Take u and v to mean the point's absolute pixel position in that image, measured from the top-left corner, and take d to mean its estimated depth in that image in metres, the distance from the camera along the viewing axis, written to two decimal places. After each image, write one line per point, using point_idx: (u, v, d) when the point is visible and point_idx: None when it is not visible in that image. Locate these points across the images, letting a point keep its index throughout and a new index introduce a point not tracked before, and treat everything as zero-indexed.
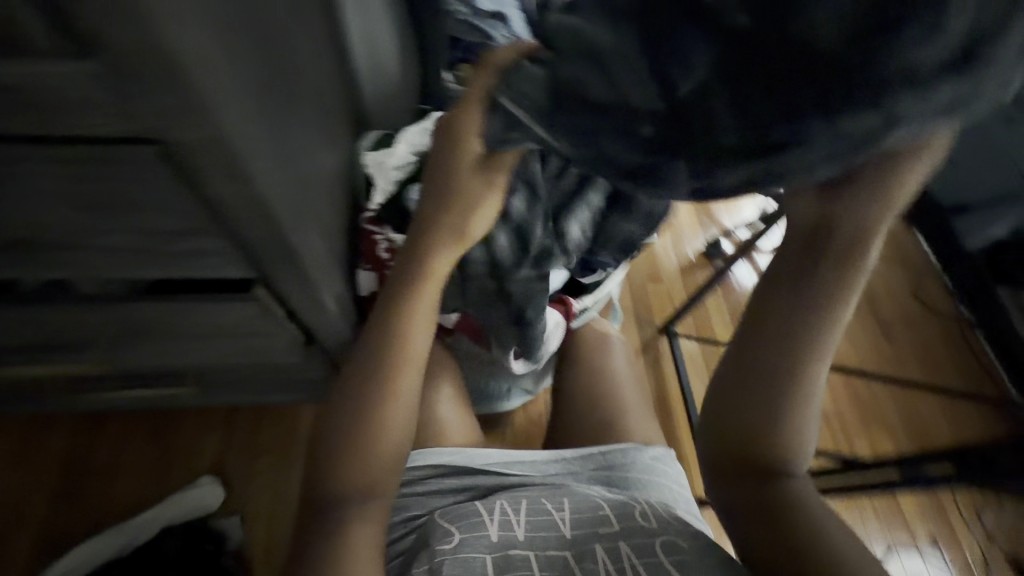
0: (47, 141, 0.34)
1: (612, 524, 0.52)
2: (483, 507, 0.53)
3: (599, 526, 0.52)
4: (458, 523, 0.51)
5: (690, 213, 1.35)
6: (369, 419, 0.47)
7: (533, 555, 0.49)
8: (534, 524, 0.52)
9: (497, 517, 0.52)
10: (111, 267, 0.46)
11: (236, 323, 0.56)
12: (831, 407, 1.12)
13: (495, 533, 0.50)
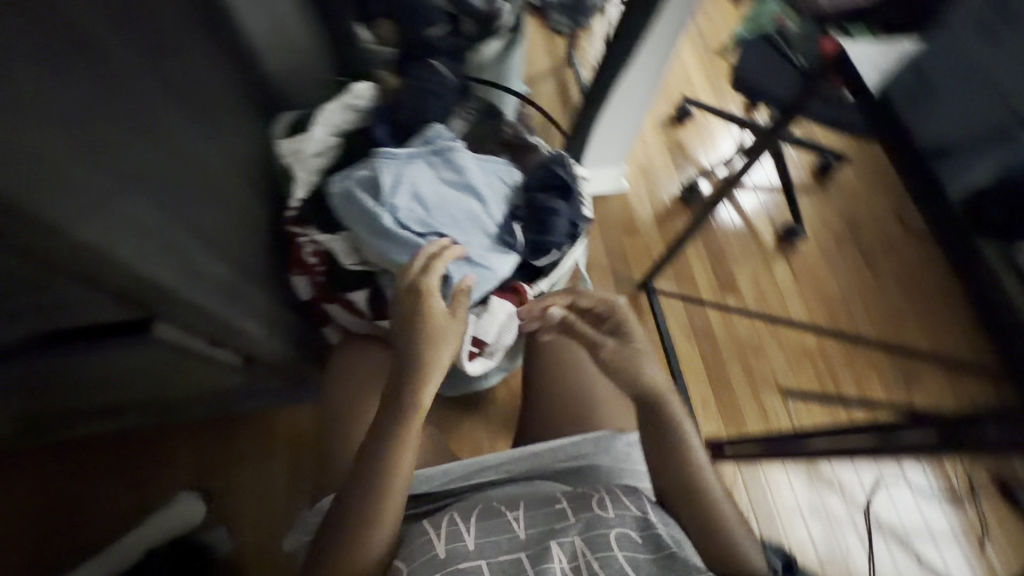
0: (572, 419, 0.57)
1: (569, 519, 0.48)
2: (430, 522, 0.48)
3: (554, 524, 0.48)
4: (408, 550, 0.46)
5: (665, 155, 1.28)
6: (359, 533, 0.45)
7: (483, 565, 0.45)
8: (484, 529, 0.48)
9: (447, 528, 0.48)
10: (77, 380, 0.53)
11: (126, 382, 0.55)
12: (814, 344, 1.11)
13: (443, 548, 0.46)
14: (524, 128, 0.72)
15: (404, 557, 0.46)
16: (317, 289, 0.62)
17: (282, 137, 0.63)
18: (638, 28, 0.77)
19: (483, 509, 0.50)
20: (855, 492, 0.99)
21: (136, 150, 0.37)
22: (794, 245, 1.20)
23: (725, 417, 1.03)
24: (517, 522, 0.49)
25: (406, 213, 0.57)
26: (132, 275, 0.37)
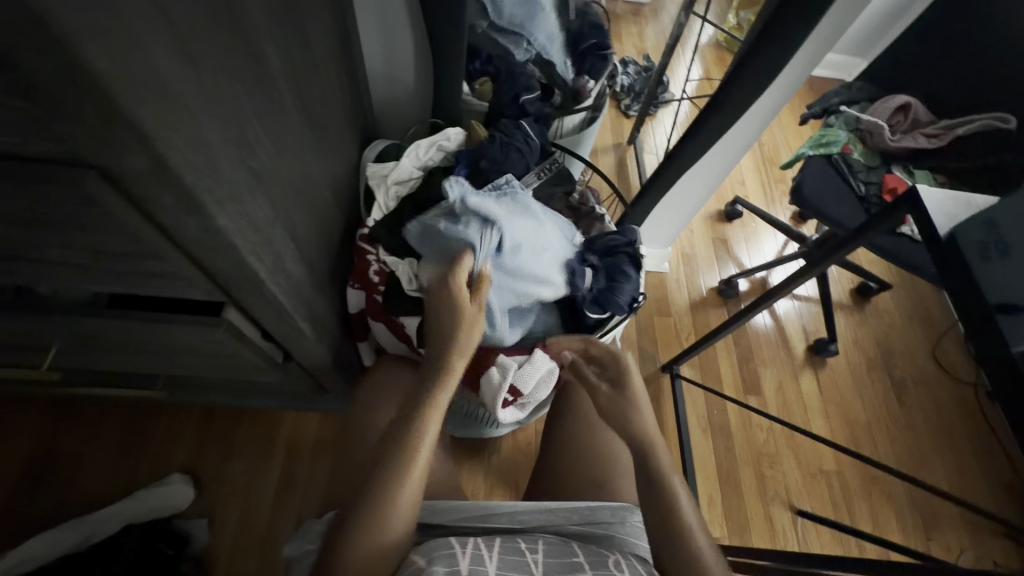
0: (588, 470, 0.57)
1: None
2: (455, 541, 0.48)
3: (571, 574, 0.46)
4: (427, 558, 0.45)
5: (708, 246, 1.31)
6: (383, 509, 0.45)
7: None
8: (505, 563, 0.47)
9: (469, 552, 0.47)
10: (121, 352, 0.53)
11: (167, 360, 0.55)
12: (832, 466, 1.07)
13: (466, 567, 0.45)
14: (592, 197, 0.76)
15: (422, 561, 0.45)
16: (369, 306, 0.65)
17: (371, 163, 0.71)
18: (712, 129, 0.82)
19: (504, 546, 0.49)
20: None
21: (270, 157, 0.41)
22: (825, 361, 1.18)
23: (729, 523, 0.99)
24: (535, 564, 0.47)
25: None
26: (234, 263, 0.39)
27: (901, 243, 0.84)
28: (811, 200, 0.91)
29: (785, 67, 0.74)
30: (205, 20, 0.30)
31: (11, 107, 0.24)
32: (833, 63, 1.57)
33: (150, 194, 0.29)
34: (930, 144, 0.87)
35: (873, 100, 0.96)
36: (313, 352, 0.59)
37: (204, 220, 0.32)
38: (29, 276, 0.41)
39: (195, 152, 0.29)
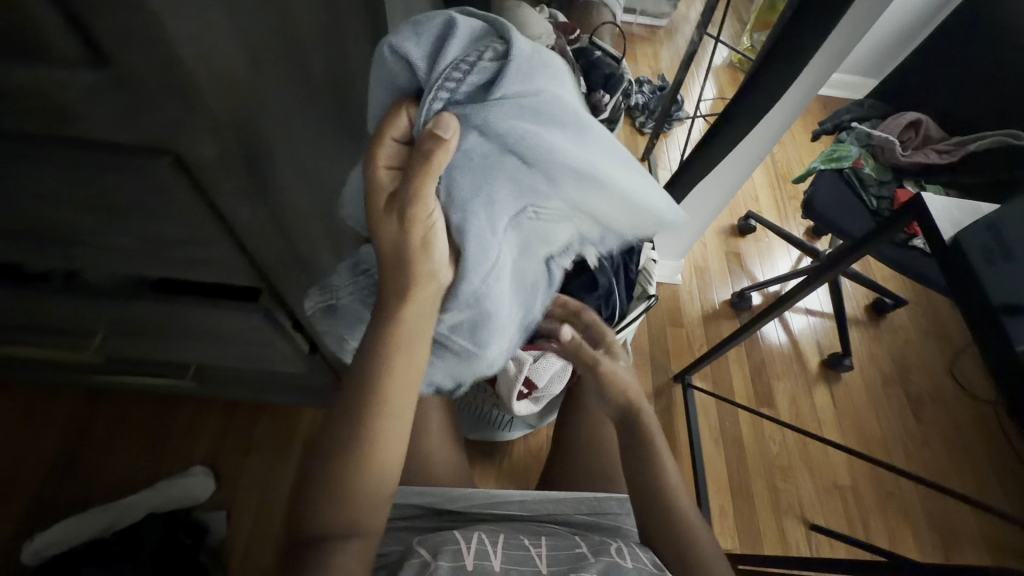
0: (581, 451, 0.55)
1: (590, 562, 0.47)
2: (460, 537, 0.49)
3: (575, 564, 0.47)
4: (433, 553, 0.46)
5: (721, 260, 1.32)
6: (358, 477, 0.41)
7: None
8: (510, 558, 0.47)
9: (474, 547, 0.47)
10: (159, 338, 0.57)
11: (202, 348, 0.59)
12: (846, 481, 1.06)
13: (471, 562, 0.45)
14: None
15: (428, 556, 0.45)
16: None
17: None
18: (724, 142, 0.85)
19: (508, 542, 0.50)
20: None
21: (312, 155, 0.45)
22: (839, 376, 1.18)
23: (741, 535, 0.98)
24: (540, 557, 0.48)
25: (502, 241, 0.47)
26: (275, 249, 0.42)
27: (913, 255, 0.85)
28: (822, 213, 0.93)
29: (795, 83, 0.76)
30: (265, 26, 0.33)
31: (110, 97, 0.28)
32: (845, 84, 1.60)
33: (215, 179, 0.33)
34: (941, 159, 0.89)
35: (884, 117, 0.98)
36: (339, 344, 0.62)
37: (258, 205, 0.36)
38: (87, 260, 0.45)
39: (254, 142, 0.33)
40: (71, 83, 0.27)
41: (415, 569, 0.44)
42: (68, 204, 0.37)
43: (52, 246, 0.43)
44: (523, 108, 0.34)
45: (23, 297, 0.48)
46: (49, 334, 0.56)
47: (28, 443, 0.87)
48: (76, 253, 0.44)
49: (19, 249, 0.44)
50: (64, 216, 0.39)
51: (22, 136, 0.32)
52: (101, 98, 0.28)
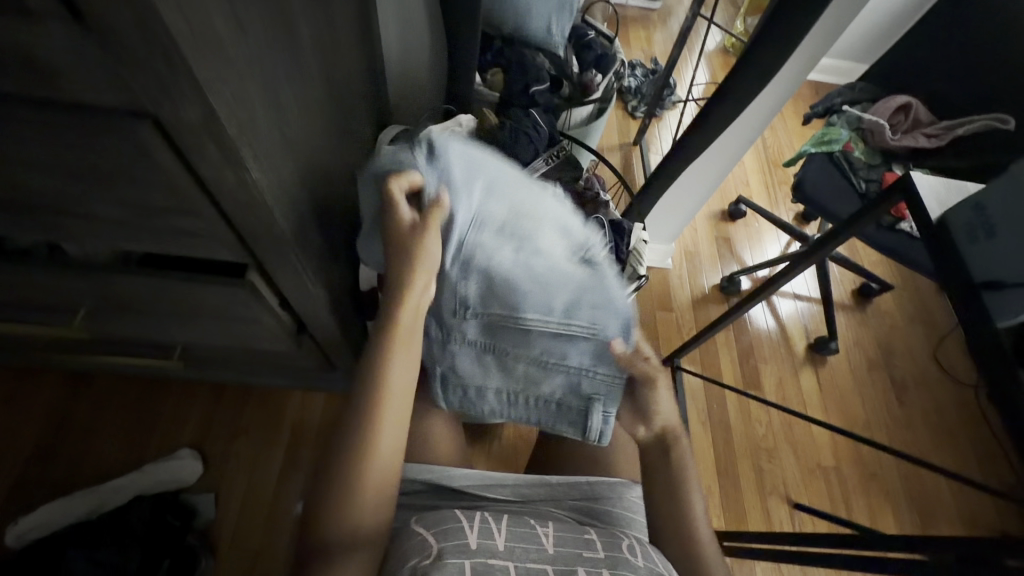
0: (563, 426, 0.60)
1: (598, 552, 0.46)
2: (463, 514, 0.47)
3: (583, 549, 0.46)
4: (435, 531, 0.44)
5: (711, 244, 1.33)
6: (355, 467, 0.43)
7: (512, 567, 0.42)
8: (514, 536, 0.46)
9: (477, 525, 0.46)
10: (143, 316, 0.55)
11: (187, 327, 0.58)
12: (831, 462, 1.08)
13: (475, 540, 0.43)
14: (597, 184, 0.79)
15: (429, 534, 0.44)
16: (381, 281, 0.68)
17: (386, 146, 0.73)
18: (717, 122, 0.84)
19: (512, 518, 0.48)
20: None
21: (298, 126, 0.44)
22: (825, 359, 1.20)
23: (728, 514, 1.00)
24: (546, 536, 0.47)
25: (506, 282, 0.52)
26: (262, 222, 0.41)
27: (901, 240, 0.86)
28: (813, 197, 0.93)
29: (788, 64, 0.76)
30: None
31: (84, 53, 0.27)
32: (837, 70, 1.60)
33: (196, 144, 0.33)
34: (930, 143, 0.89)
35: (875, 100, 0.98)
36: (328, 322, 0.62)
37: (242, 173, 0.35)
38: (66, 233, 0.44)
39: (236, 107, 0.32)
40: (41, 37, 0.26)
41: (417, 551, 0.42)
42: (43, 171, 0.36)
43: (29, 216, 0.41)
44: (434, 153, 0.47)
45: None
46: (29, 311, 0.55)
47: (11, 426, 0.86)
48: (54, 225, 0.43)
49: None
50: (39, 184, 0.37)
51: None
52: (74, 54, 0.27)
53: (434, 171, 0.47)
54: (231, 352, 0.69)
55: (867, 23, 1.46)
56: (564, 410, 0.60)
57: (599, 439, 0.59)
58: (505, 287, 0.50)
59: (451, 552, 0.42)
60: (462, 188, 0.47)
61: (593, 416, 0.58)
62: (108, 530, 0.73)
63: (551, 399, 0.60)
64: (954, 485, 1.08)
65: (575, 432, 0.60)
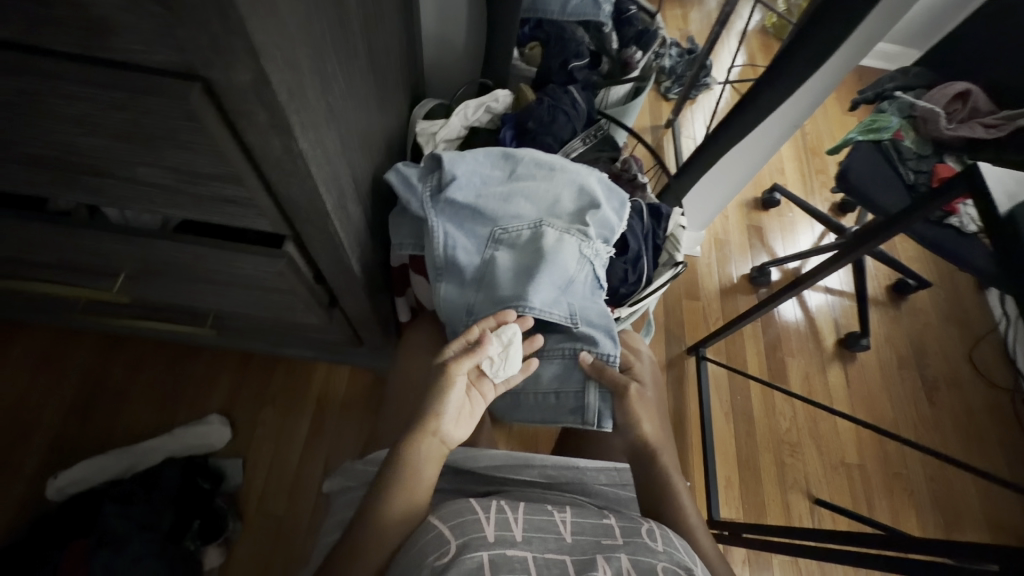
0: (574, 404, 0.57)
1: (617, 539, 0.45)
2: (479, 505, 0.46)
3: (601, 537, 0.45)
4: (452, 526, 0.43)
5: (742, 233, 1.29)
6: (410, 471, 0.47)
7: (532, 558, 0.41)
8: (532, 525, 0.45)
9: (494, 516, 0.45)
10: (180, 283, 0.56)
11: (222, 296, 0.58)
12: (855, 459, 1.06)
13: (492, 533, 0.43)
14: (635, 165, 0.76)
15: (445, 529, 0.43)
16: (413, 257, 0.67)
17: (419, 120, 0.72)
18: (763, 106, 0.80)
19: (530, 506, 0.48)
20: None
21: (342, 96, 0.43)
22: (855, 355, 1.17)
23: (746, 507, 0.99)
24: (564, 524, 0.46)
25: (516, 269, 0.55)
26: (305, 194, 0.41)
27: (949, 235, 0.83)
28: (857, 187, 0.89)
29: (844, 45, 0.71)
30: None
31: (142, 9, 0.26)
32: (887, 55, 1.52)
33: (245, 108, 0.32)
34: (987, 134, 0.85)
35: (931, 87, 0.93)
36: (357, 297, 0.61)
37: (289, 141, 0.35)
38: (108, 197, 0.44)
39: (288, 72, 0.32)
40: None
41: (435, 547, 0.42)
42: (92, 131, 0.36)
43: (75, 178, 0.42)
44: (466, 178, 0.57)
45: (45, 234, 0.48)
46: (71, 274, 0.56)
47: (48, 385, 0.88)
48: (98, 188, 0.43)
49: (42, 181, 0.43)
50: (87, 147, 0.38)
51: (45, 53, 0.30)
52: (132, 9, 0.26)
53: (461, 186, 0.56)
54: (261, 323, 0.69)
55: (923, 5, 1.38)
56: (562, 399, 0.58)
57: (599, 422, 0.57)
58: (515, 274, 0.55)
59: (469, 546, 0.41)
60: (480, 202, 0.56)
61: (588, 399, 0.57)
62: (136, 488, 0.75)
63: (548, 391, 0.58)
64: (982, 491, 1.05)
65: (575, 420, 0.58)
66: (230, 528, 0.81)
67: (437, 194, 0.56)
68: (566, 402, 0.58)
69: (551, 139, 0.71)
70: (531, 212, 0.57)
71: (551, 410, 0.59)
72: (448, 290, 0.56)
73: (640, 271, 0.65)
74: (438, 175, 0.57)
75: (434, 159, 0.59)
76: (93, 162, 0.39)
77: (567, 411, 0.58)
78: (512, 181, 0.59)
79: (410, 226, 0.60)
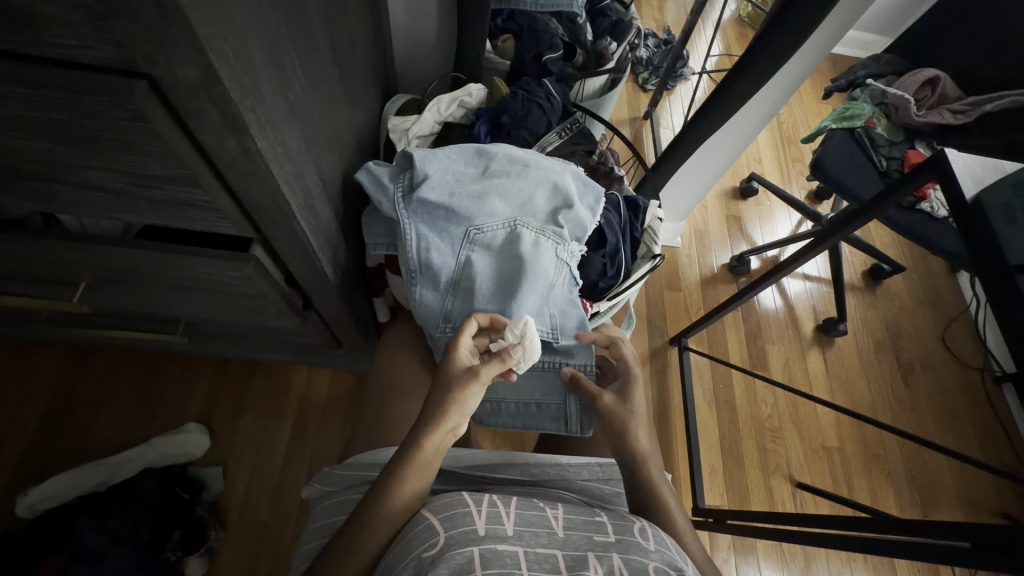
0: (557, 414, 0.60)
1: (609, 535, 0.44)
2: (470, 498, 0.46)
3: (593, 533, 0.44)
4: (443, 518, 0.43)
5: (721, 223, 1.30)
6: (400, 478, 0.45)
7: (521, 554, 0.41)
8: (523, 520, 0.45)
9: (485, 509, 0.45)
10: (146, 290, 0.54)
11: (192, 302, 0.57)
12: (835, 442, 1.08)
13: (483, 526, 0.42)
14: (612, 158, 0.76)
15: (438, 520, 0.43)
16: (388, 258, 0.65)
17: (392, 115, 0.70)
18: (739, 95, 0.80)
19: (521, 501, 0.48)
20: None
21: (303, 92, 0.41)
22: (833, 341, 1.19)
23: (731, 493, 1.00)
24: (556, 519, 0.46)
25: (492, 272, 0.55)
26: (267, 195, 0.39)
27: (921, 220, 0.84)
28: (831, 175, 0.90)
29: (816, 33, 0.72)
30: None
31: (73, 1, 0.25)
32: (859, 43, 1.54)
33: (195, 107, 0.31)
34: (955, 119, 0.86)
35: (901, 74, 0.94)
36: (333, 298, 0.60)
37: (245, 140, 0.33)
38: (60, 203, 0.42)
39: (239, 68, 0.30)
40: None
41: (424, 540, 0.41)
42: (34, 135, 0.34)
43: (22, 183, 0.40)
44: (437, 177, 0.56)
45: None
46: (29, 283, 0.53)
47: (15, 399, 0.85)
48: (47, 193, 0.41)
49: None
50: (32, 151, 0.36)
51: None
52: (62, 2, 0.25)
53: (432, 185, 0.55)
54: (236, 329, 0.67)
55: None
56: (543, 409, 0.60)
57: (581, 430, 0.60)
58: (491, 277, 0.55)
59: (459, 541, 0.40)
60: (453, 202, 0.55)
61: (569, 408, 0.59)
62: (113, 500, 0.73)
63: (530, 402, 0.60)
64: (955, 468, 1.09)
65: (558, 429, 0.60)
66: (212, 538, 0.79)
67: (409, 193, 0.55)
68: (549, 413, 0.60)
69: (526, 133, 0.70)
70: (506, 212, 0.56)
71: (534, 419, 0.61)
72: (423, 292, 0.55)
73: (619, 265, 0.65)
74: (409, 174, 0.56)
75: (406, 157, 0.57)
76: (39, 166, 0.37)
77: (549, 421, 0.60)
78: (485, 178, 0.58)
79: (385, 224, 0.59)
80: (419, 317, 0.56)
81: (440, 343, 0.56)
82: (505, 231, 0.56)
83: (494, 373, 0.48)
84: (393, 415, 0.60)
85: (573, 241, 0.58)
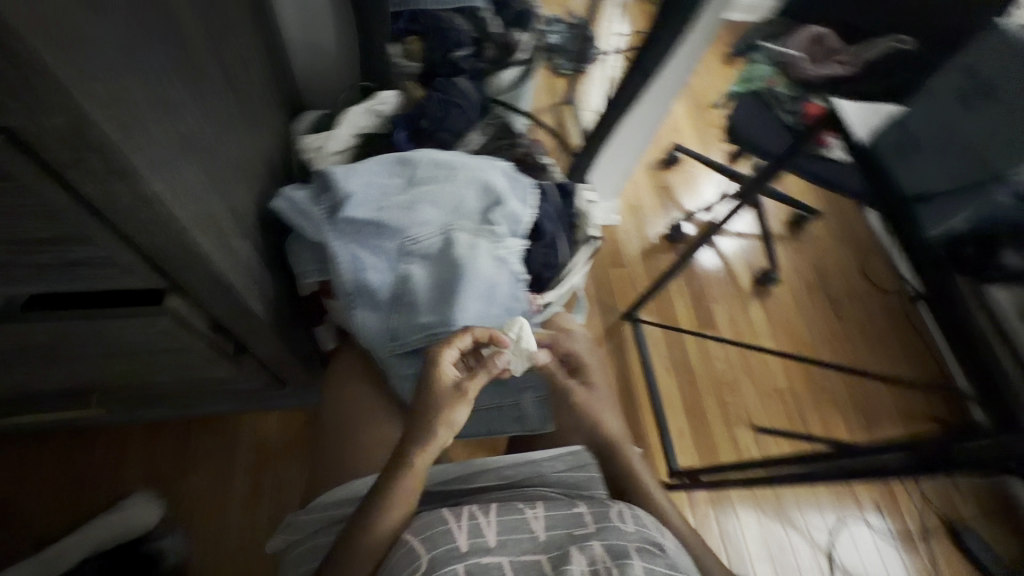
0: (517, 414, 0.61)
1: (589, 526, 0.44)
2: (449, 514, 0.45)
3: (573, 527, 0.45)
4: (423, 539, 0.42)
5: (653, 195, 1.34)
6: (379, 510, 0.43)
7: (506, 562, 0.40)
8: (504, 527, 0.44)
9: (465, 523, 0.44)
10: (51, 364, 0.48)
11: (109, 366, 0.51)
12: (785, 385, 1.15)
13: (465, 542, 0.42)
14: (538, 149, 0.76)
15: (418, 544, 0.42)
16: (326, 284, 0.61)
17: (304, 136, 0.66)
18: (649, 71, 0.83)
19: (500, 508, 0.47)
20: (820, 536, 1.00)
21: (196, 124, 0.38)
22: (770, 291, 1.26)
23: (700, 451, 1.05)
24: (536, 520, 0.45)
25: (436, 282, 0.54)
26: (174, 240, 0.36)
27: (828, 167, 0.90)
28: (744, 138, 0.95)
29: (708, 6, 0.75)
30: None
31: None
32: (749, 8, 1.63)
33: (65, 158, 0.27)
34: (844, 69, 0.93)
35: (790, 34, 1.00)
36: (270, 335, 0.56)
37: (134, 186, 0.30)
38: None
39: (112, 109, 0.27)
40: None
41: (407, 566, 0.40)
42: None
43: None
44: (362, 193, 0.54)
45: None
46: None
47: None
48: None
49: None
50: None
51: None
52: None
53: (356, 203, 0.53)
54: (167, 387, 0.62)
55: None
56: (504, 411, 0.61)
57: (541, 425, 0.61)
58: (436, 287, 0.54)
59: (443, 561, 0.39)
60: (383, 216, 0.54)
61: (527, 405, 0.61)
62: None
63: (489, 407, 0.60)
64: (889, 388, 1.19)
65: (520, 428, 0.61)
66: None
67: (332, 215, 0.53)
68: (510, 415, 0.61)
69: (447, 135, 0.69)
70: (441, 218, 0.55)
71: (496, 422, 0.61)
72: (368, 313, 0.53)
73: (560, 253, 0.66)
74: (331, 194, 0.54)
75: (324, 175, 0.55)
76: None
77: (511, 423, 0.61)
78: (412, 187, 0.56)
79: (314, 250, 0.56)
80: (367, 340, 0.54)
81: (392, 364, 0.54)
82: (445, 237, 0.54)
83: (481, 382, 0.47)
84: (357, 446, 0.58)
85: (512, 239, 0.58)
